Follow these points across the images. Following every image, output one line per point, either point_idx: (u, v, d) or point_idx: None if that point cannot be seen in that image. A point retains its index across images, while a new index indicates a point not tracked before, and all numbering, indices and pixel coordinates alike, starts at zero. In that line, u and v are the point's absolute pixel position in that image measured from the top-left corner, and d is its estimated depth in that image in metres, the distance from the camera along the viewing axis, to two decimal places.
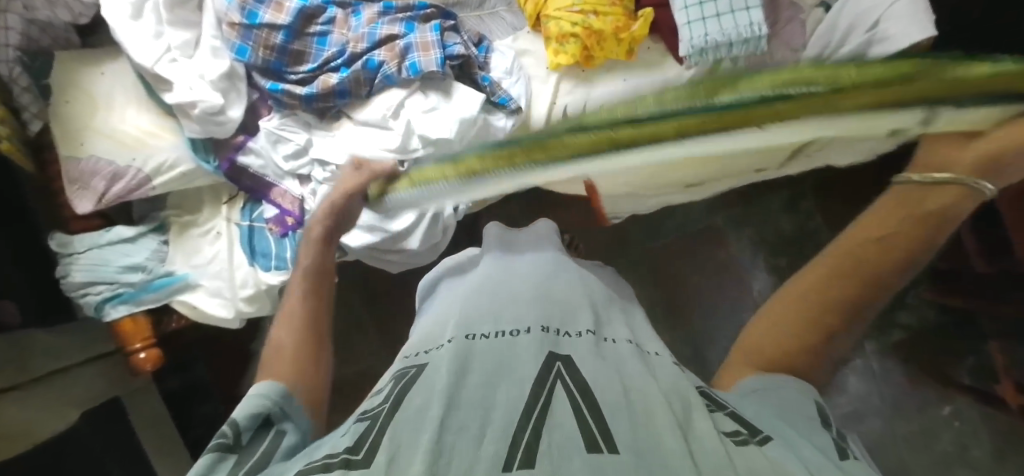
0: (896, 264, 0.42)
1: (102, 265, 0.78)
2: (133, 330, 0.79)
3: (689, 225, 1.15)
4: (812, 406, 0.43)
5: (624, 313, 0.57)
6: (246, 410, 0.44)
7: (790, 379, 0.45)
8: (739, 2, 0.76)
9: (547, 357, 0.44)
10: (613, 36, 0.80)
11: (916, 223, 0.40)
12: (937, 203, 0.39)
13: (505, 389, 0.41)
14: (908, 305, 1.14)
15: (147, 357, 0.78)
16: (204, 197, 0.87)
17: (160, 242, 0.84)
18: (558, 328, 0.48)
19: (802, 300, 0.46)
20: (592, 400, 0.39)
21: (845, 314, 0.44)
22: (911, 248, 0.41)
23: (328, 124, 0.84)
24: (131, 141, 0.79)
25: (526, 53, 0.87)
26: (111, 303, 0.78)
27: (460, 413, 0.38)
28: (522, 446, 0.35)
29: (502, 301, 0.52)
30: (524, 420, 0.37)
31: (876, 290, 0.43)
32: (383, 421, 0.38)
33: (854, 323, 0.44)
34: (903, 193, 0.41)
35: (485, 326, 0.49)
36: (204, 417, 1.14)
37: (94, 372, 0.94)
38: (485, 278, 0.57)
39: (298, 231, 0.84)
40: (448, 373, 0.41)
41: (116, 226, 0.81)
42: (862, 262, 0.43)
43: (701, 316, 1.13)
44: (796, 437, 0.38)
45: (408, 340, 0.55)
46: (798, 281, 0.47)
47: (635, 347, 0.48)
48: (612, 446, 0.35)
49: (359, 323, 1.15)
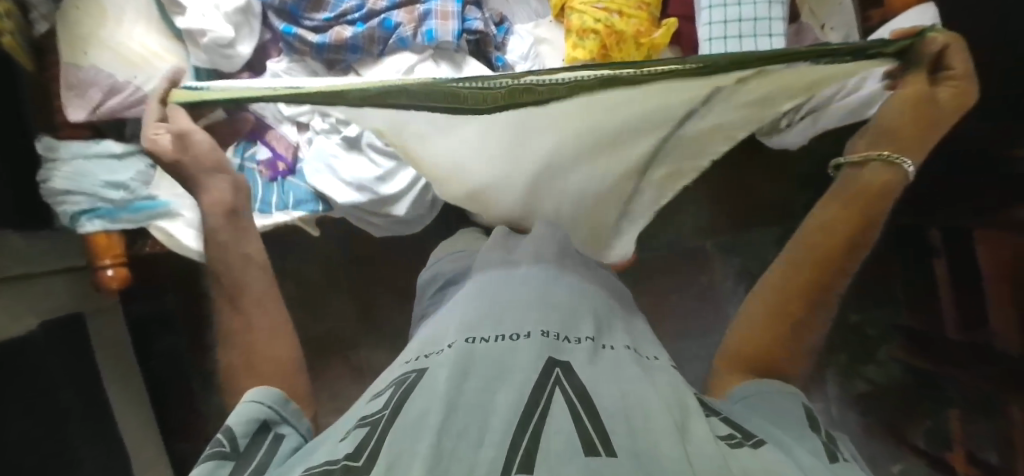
0: (841, 242, 0.54)
1: (83, 176, 0.77)
2: (105, 246, 0.79)
3: (679, 244, 1.14)
4: (800, 408, 0.48)
5: (624, 317, 0.58)
6: (244, 416, 0.46)
7: (775, 381, 0.51)
8: (763, 27, 0.75)
9: (547, 362, 0.44)
10: (633, 40, 0.79)
11: (867, 196, 0.55)
12: (876, 178, 0.55)
13: (504, 392, 0.41)
14: (877, 360, 1.16)
15: (114, 275, 0.79)
16: None
17: (147, 165, 0.83)
18: (559, 333, 0.48)
19: (771, 300, 0.55)
20: (591, 405, 0.40)
21: (807, 299, 0.54)
22: (853, 235, 0.54)
23: (335, 76, 0.82)
24: (136, 59, 0.78)
25: (544, 41, 0.85)
26: (88, 217, 0.78)
27: (459, 416, 0.39)
28: (520, 449, 0.36)
29: (506, 303, 0.52)
30: (523, 423, 0.38)
31: (832, 273, 0.54)
32: (382, 426, 0.40)
33: (818, 306, 0.54)
34: (846, 177, 0.57)
35: (484, 324, 0.49)
36: (166, 347, 1.19)
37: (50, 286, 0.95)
38: (489, 275, 0.57)
39: (288, 178, 0.85)
40: (447, 376, 0.42)
41: (105, 140, 0.81)
42: (820, 246, 0.54)
43: (673, 336, 1.14)
44: (786, 442, 0.43)
45: (409, 343, 0.55)
46: (767, 278, 0.57)
47: (634, 354, 0.49)
48: (609, 450, 0.36)
49: (336, 281, 1.14)
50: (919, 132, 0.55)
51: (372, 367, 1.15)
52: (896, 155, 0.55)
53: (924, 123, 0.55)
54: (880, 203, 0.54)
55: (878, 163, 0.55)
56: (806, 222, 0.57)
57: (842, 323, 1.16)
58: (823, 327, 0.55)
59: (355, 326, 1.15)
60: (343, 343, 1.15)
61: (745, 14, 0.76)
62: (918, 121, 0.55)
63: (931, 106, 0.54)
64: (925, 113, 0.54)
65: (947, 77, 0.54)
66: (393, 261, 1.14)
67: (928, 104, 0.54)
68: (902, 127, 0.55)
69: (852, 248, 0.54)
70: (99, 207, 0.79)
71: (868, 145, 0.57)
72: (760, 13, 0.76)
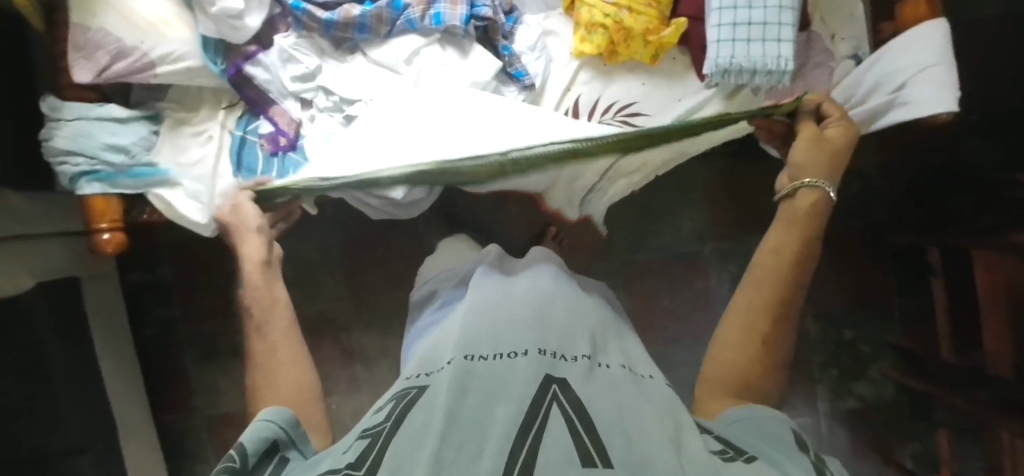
0: (790, 260, 0.59)
1: (85, 138, 0.78)
2: (102, 210, 0.79)
3: (675, 248, 1.13)
4: (788, 434, 0.49)
5: (620, 338, 0.63)
6: (255, 435, 0.49)
7: (766, 407, 0.53)
8: (773, 31, 0.74)
9: (544, 379, 0.49)
10: (641, 37, 0.79)
11: (810, 217, 0.61)
12: (807, 201, 0.61)
13: (503, 405, 0.46)
14: (869, 378, 1.14)
15: (111, 239, 0.79)
16: (204, 97, 0.87)
17: (150, 132, 0.84)
18: (556, 352, 0.54)
19: (738, 324, 0.59)
20: (586, 417, 0.45)
21: (772, 317, 0.58)
22: (803, 251, 0.59)
23: (342, 54, 0.84)
24: (143, 23, 0.77)
25: (552, 33, 0.85)
26: (87, 179, 0.78)
27: (460, 428, 0.44)
28: (518, 460, 0.40)
29: (504, 323, 0.58)
30: (520, 435, 0.43)
31: (788, 291, 0.58)
32: (383, 438, 0.46)
33: (785, 324, 0.58)
34: (786, 207, 0.63)
35: (484, 344, 0.55)
36: (158, 318, 1.19)
37: (44, 246, 0.96)
38: (487, 297, 0.64)
39: (289, 154, 0.84)
40: (447, 390, 0.47)
41: (109, 104, 0.81)
42: (776, 270, 0.59)
43: (664, 339, 1.14)
44: (778, 458, 0.46)
45: (407, 363, 0.62)
46: (735, 305, 0.60)
47: (628, 372, 0.54)
48: (606, 462, 0.40)
49: (331, 262, 1.15)
50: (825, 162, 0.63)
51: (362, 351, 1.15)
52: (815, 180, 0.61)
53: (827, 154, 0.64)
54: (820, 221, 0.61)
55: (809, 189, 0.62)
56: (759, 251, 0.62)
57: (836, 338, 1.15)
58: (792, 338, 0.58)
59: (347, 307, 1.15)
60: (334, 326, 1.15)
61: (756, 17, 0.74)
62: (825, 155, 0.63)
63: (829, 143, 0.64)
64: (822, 149, 0.64)
65: (836, 121, 0.66)
66: (388, 245, 1.14)
67: (823, 142, 0.64)
68: (812, 161, 0.63)
69: (801, 264, 0.59)
70: (99, 171, 0.79)
71: (790, 178, 0.64)
72: (771, 17, 0.74)
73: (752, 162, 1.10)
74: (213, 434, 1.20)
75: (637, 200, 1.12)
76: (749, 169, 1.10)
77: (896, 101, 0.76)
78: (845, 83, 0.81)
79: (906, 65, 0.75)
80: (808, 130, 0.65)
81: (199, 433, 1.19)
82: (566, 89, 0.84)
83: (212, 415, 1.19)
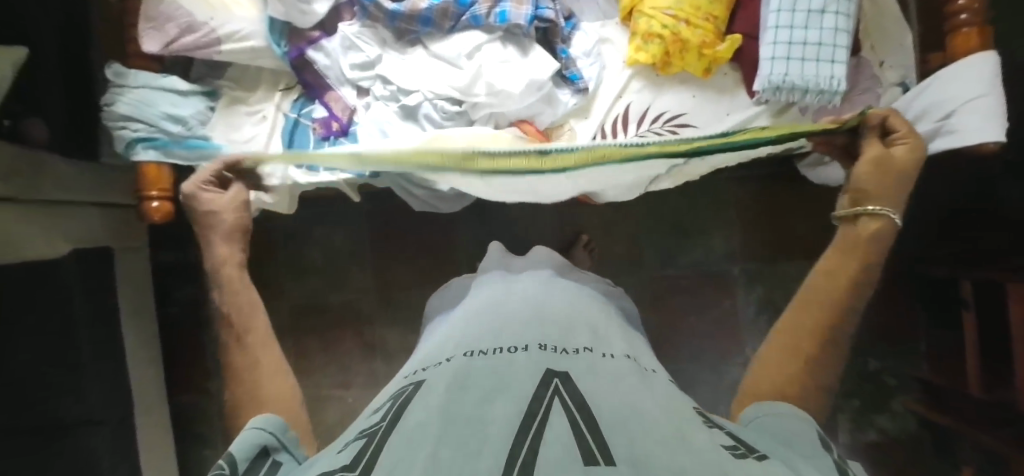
0: (843, 284, 0.59)
1: (147, 105, 0.79)
2: (155, 177, 0.81)
3: (705, 266, 1.14)
4: (813, 436, 0.49)
5: (620, 334, 0.66)
6: (244, 443, 0.49)
7: (783, 404, 0.53)
8: (826, 53, 0.77)
9: (543, 376, 0.49)
10: (697, 50, 0.81)
11: (867, 244, 0.61)
12: (875, 225, 0.61)
13: (501, 401, 0.45)
14: (890, 411, 1.14)
15: (159, 207, 0.81)
16: (262, 79, 0.89)
17: (206, 107, 0.85)
18: (555, 347, 0.55)
19: (786, 344, 0.59)
20: (588, 413, 0.43)
21: (820, 338, 0.57)
22: (856, 276, 0.59)
23: (403, 46, 0.85)
24: (215, 2, 0.80)
25: (608, 41, 0.87)
26: (143, 145, 0.79)
27: (459, 426, 0.42)
28: (519, 456, 0.38)
29: (502, 328, 0.60)
30: (522, 431, 0.41)
31: (838, 314, 0.58)
32: (379, 438, 0.44)
33: (829, 345, 0.57)
34: (847, 233, 0.63)
35: (484, 346, 0.57)
36: (182, 297, 1.19)
37: (80, 213, 0.97)
38: (492, 308, 0.67)
39: (340, 139, 0.85)
40: (445, 392, 0.48)
41: (171, 76, 0.82)
42: (827, 293, 0.59)
43: (687, 357, 1.14)
44: (793, 459, 0.45)
45: (413, 366, 0.63)
46: (784, 325, 0.60)
47: (628, 366, 0.54)
48: (608, 460, 0.37)
49: (362, 254, 1.15)
50: (889, 186, 0.62)
51: (384, 345, 1.15)
52: (880, 208, 0.61)
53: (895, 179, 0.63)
54: (876, 247, 0.61)
55: (874, 215, 0.61)
56: (812, 274, 0.62)
57: (861, 368, 1.15)
58: (840, 362, 0.58)
59: (373, 300, 1.15)
60: (358, 317, 1.15)
61: (810, 38, 0.77)
62: (890, 177, 0.62)
63: (893, 163, 0.63)
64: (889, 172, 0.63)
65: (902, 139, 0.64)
66: (421, 240, 1.15)
67: (888, 161, 0.63)
68: (877, 182, 0.62)
69: (855, 288, 0.59)
70: (156, 138, 0.80)
71: (854, 201, 0.64)
72: (825, 39, 0.77)
73: (787, 185, 1.11)
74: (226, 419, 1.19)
75: (670, 216, 1.13)
76: (783, 192, 1.11)
77: (943, 129, 0.77)
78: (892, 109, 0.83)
79: (955, 94, 0.76)
80: (875, 150, 0.64)
81: (213, 417, 1.18)
82: (617, 96, 0.85)
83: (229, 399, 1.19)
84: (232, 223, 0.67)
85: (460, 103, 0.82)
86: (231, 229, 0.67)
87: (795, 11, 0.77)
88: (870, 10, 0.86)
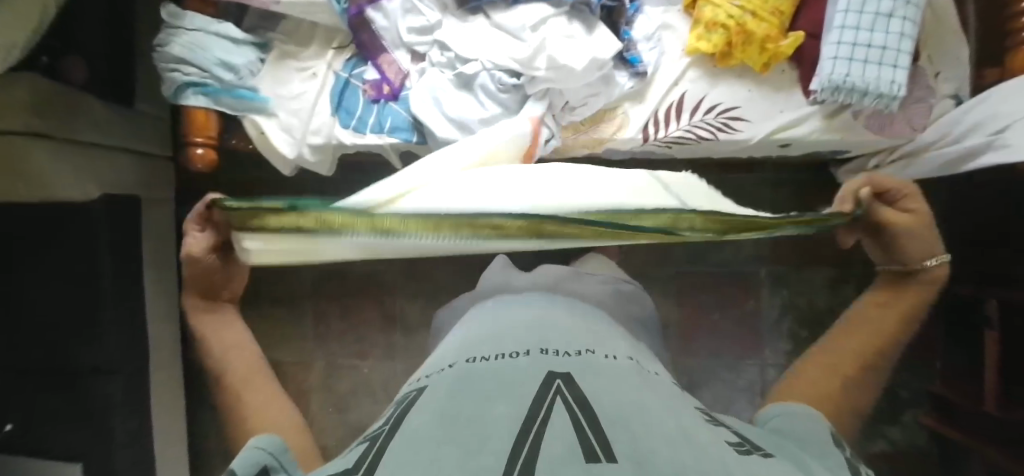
0: (897, 319, 0.57)
1: (201, 49, 0.78)
2: (202, 123, 0.81)
3: (732, 265, 1.14)
4: (822, 431, 0.46)
5: (624, 339, 0.62)
6: (245, 460, 0.41)
7: (794, 403, 0.51)
8: (890, 57, 0.77)
9: (548, 376, 0.47)
10: (760, 43, 0.80)
11: (916, 288, 0.58)
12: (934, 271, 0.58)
13: (502, 403, 0.44)
14: (901, 422, 1.17)
15: (204, 154, 0.82)
16: (315, 36, 0.87)
17: (257, 59, 0.83)
18: (556, 349, 0.54)
19: (825, 360, 0.55)
20: (591, 412, 0.42)
21: (864, 361, 0.54)
22: (907, 310, 0.57)
23: (463, 14, 0.83)
24: None
25: (668, 27, 0.87)
26: (194, 90, 0.79)
27: (458, 426, 0.41)
28: (519, 454, 0.36)
29: (497, 336, 0.58)
30: (523, 431, 0.39)
31: (888, 344, 0.56)
32: (382, 441, 0.43)
33: (875, 371, 0.54)
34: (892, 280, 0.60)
35: (485, 350, 0.55)
36: None
37: (112, 157, 0.95)
38: (497, 313, 0.65)
39: (391, 103, 0.85)
40: (444, 398, 0.46)
41: (227, 22, 0.81)
42: (880, 325, 0.56)
43: (707, 354, 1.14)
44: (801, 457, 0.42)
45: (421, 368, 0.62)
46: (825, 348, 0.57)
47: (631, 366, 0.53)
48: (609, 457, 0.35)
49: None
50: (927, 233, 0.57)
51: (405, 318, 1.14)
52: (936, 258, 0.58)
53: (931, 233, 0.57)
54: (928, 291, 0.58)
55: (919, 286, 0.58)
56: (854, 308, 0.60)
57: None
58: (877, 391, 0.54)
59: (398, 273, 1.14)
60: (381, 288, 1.14)
61: (874, 41, 0.77)
62: (922, 237, 0.57)
63: (915, 224, 0.56)
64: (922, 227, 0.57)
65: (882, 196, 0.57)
66: None
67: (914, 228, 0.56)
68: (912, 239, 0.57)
69: (905, 322, 0.57)
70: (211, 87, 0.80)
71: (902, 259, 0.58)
72: (891, 43, 0.77)
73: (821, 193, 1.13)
74: None
75: None
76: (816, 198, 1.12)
77: (994, 144, 0.77)
78: (942, 121, 0.85)
79: (1009, 110, 0.75)
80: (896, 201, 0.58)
81: None
82: (673, 84, 0.85)
83: None
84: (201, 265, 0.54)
85: (519, 76, 0.81)
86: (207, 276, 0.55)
87: (863, 13, 0.77)
88: (930, 23, 0.86)
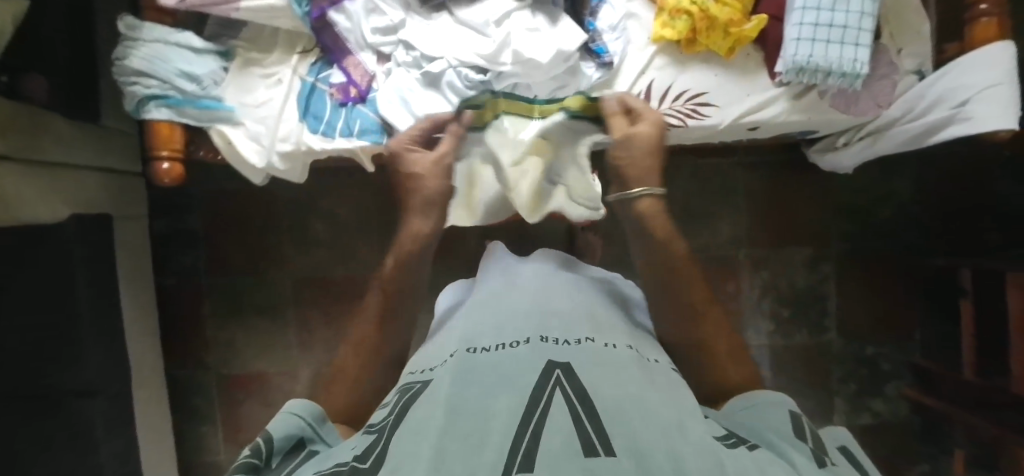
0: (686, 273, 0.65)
1: (161, 61, 0.77)
2: (167, 136, 0.80)
3: (710, 249, 1.16)
4: (784, 411, 0.50)
5: (625, 327, 0.60)
6: (281, 430, 0.47)
7: (765, 392, 0.53)
8: (850, 36, 0.78)
9: (548, 364, 0.45)
10: (723, 28, 0.81)
11: (666, 229, 0.69)
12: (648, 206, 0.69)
13: (506, 395, 0.41)
14: (885, 395, 1.17)
15: (170, 169, 0.81)
16: (277, 41, 0.85)
17: (220, 67, 0.82)
18: (557, 338, 0.51)
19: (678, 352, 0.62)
20: (591, 405, 0.39)
21: (702, 327, 0.62)
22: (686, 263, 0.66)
23: (428, 12, 0.83)
24: None
25: (633, 16, 0.87)
26: (155, 103, 0.78)
27: (463, 418, 0.39)
28: (521, 448, 0.35)
29: (496, 326, 0.55)
30: (524, 421, 0.38)
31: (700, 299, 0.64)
32: (388, 436, 0.41)
33: (703, 318, 0.62)
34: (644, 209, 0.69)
35: (485, 340, 0.52)
36: (181, 267, 1.16)
37: (82, 176, 0.94)
38: (492, 300, 0.63)
39: (359, 106, 0.84)
40: (450, 385, 0.43)
41: (187, 32, 0.80)
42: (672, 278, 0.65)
43: None
44: (782, 448, 0.43)
45: (414, 360, 0.59)
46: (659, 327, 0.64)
47: (634, 354, 0.51)
48: (608, 450, 0.34)
49: (367, 229, 1.15)
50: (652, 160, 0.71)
51: None
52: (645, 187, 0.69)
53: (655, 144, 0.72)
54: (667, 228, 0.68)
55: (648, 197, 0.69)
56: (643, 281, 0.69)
57: (858, 354, 1.18)
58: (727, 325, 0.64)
59: None
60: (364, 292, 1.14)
61: (836, 21, 0.77)
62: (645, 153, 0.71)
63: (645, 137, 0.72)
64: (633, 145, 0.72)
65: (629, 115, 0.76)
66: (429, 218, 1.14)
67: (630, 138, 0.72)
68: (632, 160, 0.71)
69: (678, 268, 0.65)
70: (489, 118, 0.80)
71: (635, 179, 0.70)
72: (850, 22, 0.78)
73: (795, 175, 1.16)
74: (223, 392, 1.17)
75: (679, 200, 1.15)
76: (789, 179, 1.16)
77: (958, 115, 0.80)
78: (907, 95, 0.84)
79: (973, 81, 0.78)
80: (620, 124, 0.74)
81: (210, 390, 1.16)
82: (640, 73, 0.85)
83: (227, 373, 1.17)
84: (427, 189, 0.71)
85: (485, 72, 0.81)
86: (430, 197, 0.71)
87: None
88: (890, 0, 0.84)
